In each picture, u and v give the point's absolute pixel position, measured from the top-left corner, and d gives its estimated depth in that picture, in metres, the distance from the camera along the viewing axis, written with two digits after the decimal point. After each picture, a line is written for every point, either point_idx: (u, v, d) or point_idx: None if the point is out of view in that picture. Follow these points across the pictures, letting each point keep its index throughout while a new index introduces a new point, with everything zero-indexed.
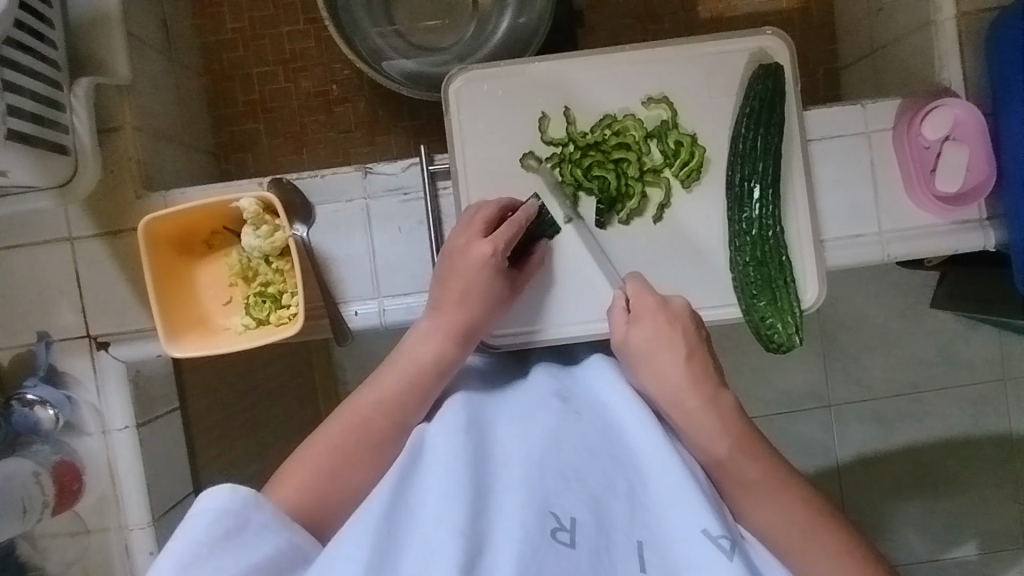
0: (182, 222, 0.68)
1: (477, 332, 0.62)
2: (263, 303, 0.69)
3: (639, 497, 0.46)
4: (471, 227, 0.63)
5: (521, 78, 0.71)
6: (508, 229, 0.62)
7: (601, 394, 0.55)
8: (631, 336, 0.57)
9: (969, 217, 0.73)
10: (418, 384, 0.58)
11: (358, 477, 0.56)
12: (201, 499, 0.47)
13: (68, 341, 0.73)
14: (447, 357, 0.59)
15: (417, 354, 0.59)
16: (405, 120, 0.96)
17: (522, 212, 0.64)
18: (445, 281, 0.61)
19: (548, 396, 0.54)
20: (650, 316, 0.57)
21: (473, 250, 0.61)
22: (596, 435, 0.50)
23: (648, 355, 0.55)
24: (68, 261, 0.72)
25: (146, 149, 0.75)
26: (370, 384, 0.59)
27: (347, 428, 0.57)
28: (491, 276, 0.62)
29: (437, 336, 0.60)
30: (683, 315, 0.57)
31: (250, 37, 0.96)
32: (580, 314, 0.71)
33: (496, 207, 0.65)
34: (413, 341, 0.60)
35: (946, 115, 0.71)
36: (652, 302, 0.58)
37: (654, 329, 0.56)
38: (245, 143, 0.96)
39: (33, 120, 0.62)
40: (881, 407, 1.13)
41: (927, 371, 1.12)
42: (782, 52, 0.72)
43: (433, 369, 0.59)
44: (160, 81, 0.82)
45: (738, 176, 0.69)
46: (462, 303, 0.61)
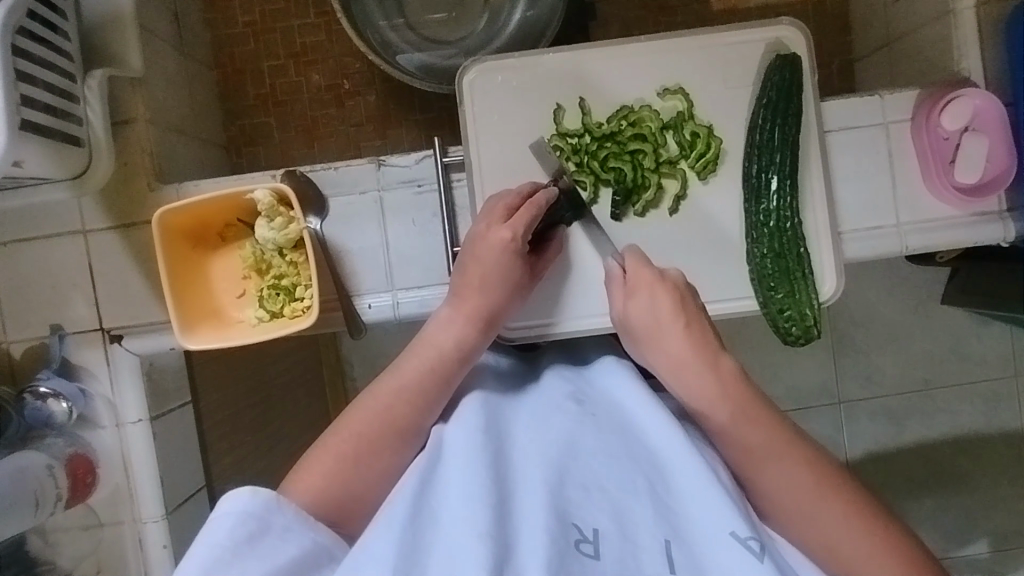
0: (196, 214, 0.68)
1: (497, 319, 0.61)
2: (277, 295, 0.69)
3: (663, 494, 0.46)
4: (493, 212, 0.63)
5: (536, 69, 0.71)
6: (528, 214, 0.62)
7: (617, 398, 0.55)
8: (630, 313, 0.56)
9: (989, 209, 0.73)
10: (438, 372, 0.58)
11: (376, 469, 0.55)
12: (221, 503, 0.47)
13: (81, 334, 0.73)
14: (467, 345, 0.59)
15: (436, 340, 0.59)
16: (416, 114, 0.95)
17: (542, 196, 0.64)
18: (464, 266, 0.62)
19: (564, 401, 0.54)
20: (649, 287, 0.55)
21: (493, 234, 0.61)
22: (614, 437, 0.50)
23: (651, 328, 0.54)
24: (82, 254, 0.72)
25: (158, 142, 0.75)
26: (388, 374, 0.58)
27: (366, 421, 0.56)
28: (512, 261, 0.61)
29: (459, 321, 0.60)
30: (679, 284, 0.56)
31: (261, 30, 0.95)
32: (597, 305, 0.71)
33: (518, 195, 0.64)
34: (435, 327, 0.60)
35: (966, 105, 0.70)
36: (648, 274, 0.56)
37: (650, 300, 0.55)
38: (256, 136, 0.96)
39: (48, 111, 0.62)
40: (894, 403, 1.12)
41: (941, 367, 1.12)
42: (799, 42, 0.71)
43: (455, 358, 0.58)
44: (173, 74, 0.82)
45: (755, 167, 0.68)
46: (478, 292, 0.60)
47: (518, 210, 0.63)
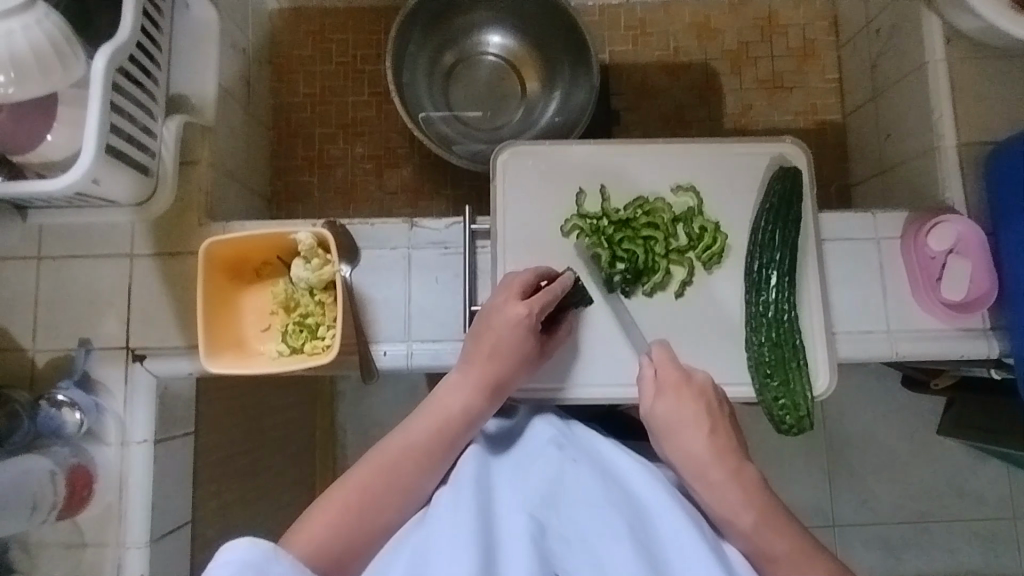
0: (241, 248, 0.74)
1: (504, 387, 0.65)
2: (300, 332, 0.73)
3: (649, 545, 0.49)
4: (512, 287, 0.68)
5: (564, 156, 0.79)
6: (546, 295, 0.67)
7: (597, 447, 0.59)
8: (658, 408, 0.61)
9: (974, 326, 0.77)
10: (445, 434, 0.62)
11: (375, 526, 0.58)
12: (222, 552, 0.47)
13: (107, 351, 0.76)
14: (473, 411, 0.63)
15: (446, 405, 0.63)
16: (447, 189, 1.04)
17: (559, 283, 0.69)
18: (480, 335, 0.66)
19: (547, 449, 0.58)
20: (680, 392, 0.61)
21: (510, 309, 0.65)
22: (599, 485, 0.53)
23: (676, 424, 0.60)
24: (125, 275, 0.77)
25: (214, 184, 0.82)
26: (397, 431, 0.62)
27: (372, 475, 0.59)
28: (526, 335, 0.66)
29: (469, 387, 0.64)
30: (707, 391, 0.62)
31: (318, 102, 1.06)
32: (605, 377, 0.75)
33: (536, 273, 0.69)
34: (445, 391, 0.64)
35: (950, 230, 0.77)
36: (676, 376, 0.62)
37: (677, 398, 0.61)
38: (299, 193, 1.04)
39: (128, 141, 0.69)
40: (890, 538, 1.12)
41: (937, 504, 1.13)
42: (800, 159, 0.80)
43: (461, 423, 0.62)
44: (236, 127, 0.91)
45: (757, 263, 0.74)
46: (488, 361, 0.65)
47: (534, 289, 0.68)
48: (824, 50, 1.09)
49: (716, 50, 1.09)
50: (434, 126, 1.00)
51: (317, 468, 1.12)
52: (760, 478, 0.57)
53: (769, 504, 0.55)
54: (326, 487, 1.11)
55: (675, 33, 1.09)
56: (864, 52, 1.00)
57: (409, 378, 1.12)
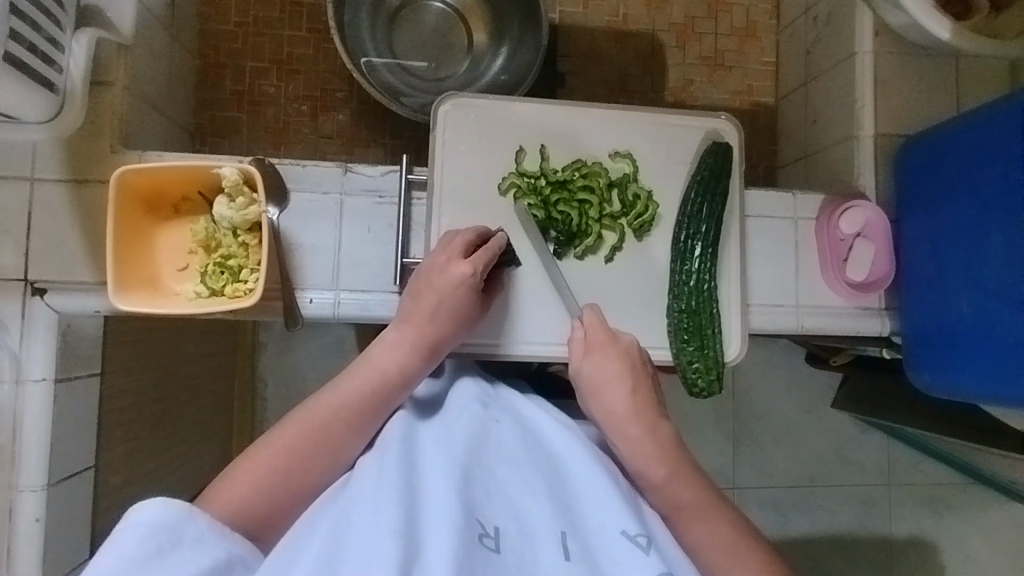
0: (157, 181, 0.69)
1: (440, 348, 0.65)
2: (221, 273, 0.70)
3: (566, 502, 0.51)
4: (450, 247, 0.68)
5: (505, 111, 0.78)
6: (484, 256, 0.68)
7: (520, 410, 0.61)
8: (584, 366, 0.64)
9: (871, 305, 0.84)
10: (379, 393, 0.61)
11: (302, 484, 0.58)
12: (130, 514, 0.47)
13: (2, 282, 0.71)
14: (409, 369, 0.63)
15: (379, 363, 0.62)
16: (386, 138, 1.01)
17: (494, 244, 0.70)
18: (416, 293, 0.66)
19: (472, 406, 0.59)
20: (607, 351, 0.64)
21: (452, 268, 0.66)
22: (522, 446, 0.55)
23: (601, 382, 0.62)
24: (23, 201, 0.71)
25: (129, 110, 0.76)
26: (329, 390, 0.61)
27: (301, 434, 0.58)
28: (464, 294, 0.66)
29: (405, 345, 0.63)
30: (632, 351, 0.64)
31: (251, 32, 1.00)
32: (534, 334, 0.76)
33: (474, 234, 0.70)
34: (380, 349, 0.63)
35: (859, 215, 0.83)
36: (605, 336, 0.65)
37: (603, 358, 0.63)
38: (225, 130, 0.98)
39: (31, 51, 0.63)
40: (779, 498, 1.22)
41: (823, 467, 1.24)
42: (732, 135, 0.82)
43: (395, 382, 0.62)
44: (157, 50, 0.84)
45: (684, 234, 0.77)
46: (427, 319, 0.64)
47: (474, 250, 0.69)
48: (765, 33, 1.12)
49: (664, 21, 1.10)
50: (377, 74, 0.95)
51: (233, 418, 1.09)
52: (675, 434, 0.60)
53: (681, 461, 0.59)
54: (243, 438, 1.09)
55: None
56: (801, 37, 1.04)
57: (336, 331, 1.11)
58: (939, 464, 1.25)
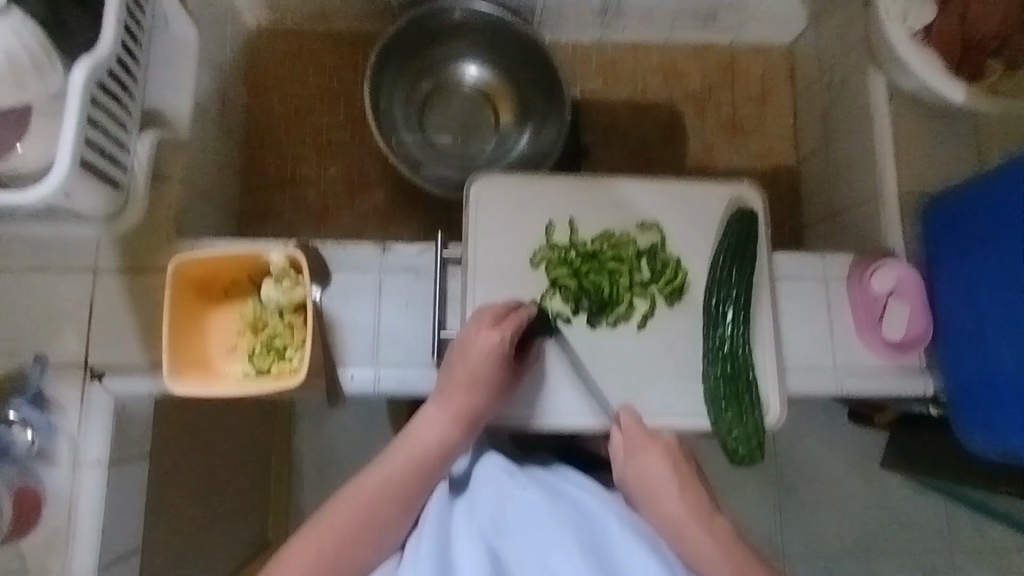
0: (210, 267, 0.73)
1: (479, 420, 0.66)
2: (267, 353, 0.73)
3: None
4: (481, 319, 0.69)
5: (535, 188, 0.82)
6: (514, 324, 0.68)
7: (549, 478, 0.60)
8: (628, 470, 0.64)
9: (911, 364, 0.83)
10: (422, 467, 0.63)
11: (352, 561, 0.58)
12: None
13: (65, 367, 0.75)
14: (450, 443, 0.64)
15: (421, 438, 0.64)
16: (419, 214, 1.05)
17: (524, 312, 0.70)
18: (451, 367, 0.67)
19: (500, 474, 0.59)
20: (646, 448, 0.64)
21: (482, 338, 0.67)
22: (552, 511, 0.55)
23: (647, 484, 0.62)
24: (87, 290, 0.76)
25: (184, 201, 0.82)
26: (373, 467, 0.62)
27: (348, 512, 0.59)
28: (499, 365, 0.67)
29: (444, 420, 0.65)
30: (673, 449, 0.65)
31: (293, 122, 1.07)
32: (570, 406, 0.77)
33: (504, 305, 0.71)
34: (420, 424, 0.65)
35: (890, 273, 0.83)
36: (645, 437, 0.65)
37: (648, 460, 0.63)
38: (268, 212, 1.04)
39: (101, 155, 0.69)
40: (832, 565, 1.17)
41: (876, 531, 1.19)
42: (757, 201, 0.84)
43: (437, 457, 0.63)
44: (208, 143, 0.91)
45: (715, 299, 0.78)
46: (464, 392, 0.66)
47: (503, 319, 0.69)
48: (781, 98, 1.15)
49: (681, 92, 1.14)
50: (406, 149, 1.02)
51: (273, 491, 1.10)
52: (732, 529, 0.59)
53: (739, 553, 0.58)
54: (281, 511, 1.10)
55: (643, 74, 1.14)
56: (817, 101, 1.07)
57: (372, 402, 1.12)
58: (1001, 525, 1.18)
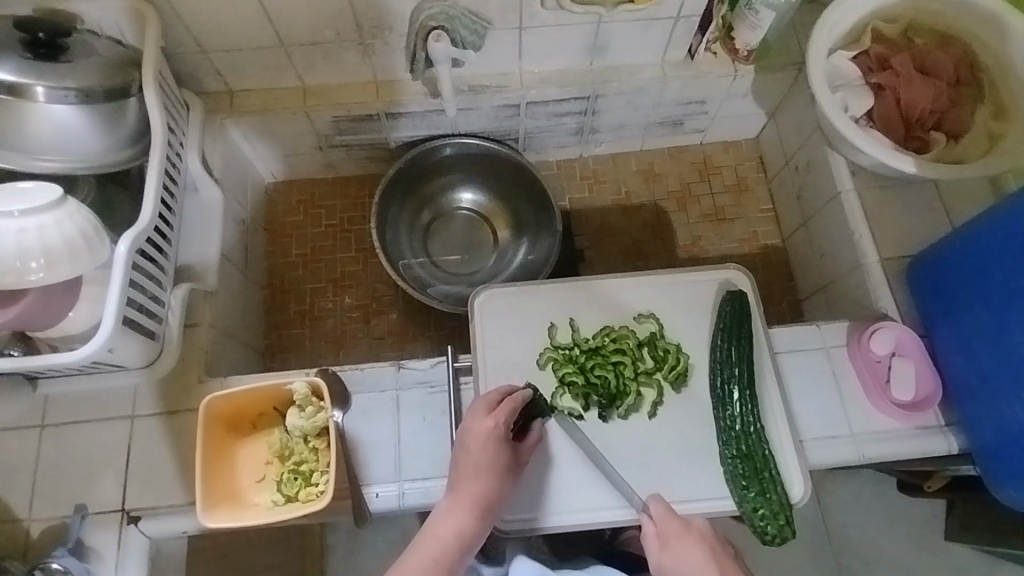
0: (238, 402, 0.78)
1: (492, 507, 0.68)
2: (294, 480, 0.76)
3: None
4: (478, 408, 0.72)
5: (534, 294, 0.88)
6: (508, 407, 0.71)
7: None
8: (665, 561, 0.64)
9: (929, 423, 0.83)
10: (442, 561, 0.64)
11: None
12: None
13: (103, 514, 0.78)
14: (466, 533, 0.66)
15: (438, 534, 0.65)
16: (431, 330, 1.12)
17: (517, 394, 0.73)
18: (458, 459, 0.69)
19: None
20: (682, 540, 0.65)
21: (478, 425, 0.70)
22: None
23: (685, 573, 0.63)
24: (125, 436, 0.81)
25: (213, 343, 0.89)
26: (395, 569, 0.63)
27: None
28: (499, 448, 0.69)
29: (457, 512, 0.67)
30: (707, 535, 0.66)
31: (310, 260, 1.17)
32: (577, 504, 0.77)
33: (497, 391, 0.74)
34: (436, 519, 0.66)
35: (888, 335, 0.85)
36: (677, 525, 0.66)
37: (685, 552, 0.64)
38: (291, 345, 1.11)
39: (140, 311, 0.76)
40: None
41: None
42: (745, 281, 0.89)
43: (455, 549, 0.65)
44: (234, 289, 1.00)
45: (719, 380, 0.80)
46: (473, 482, 0.68)
47: (498, 404, 0.72)
48: (756, 185, 1.24)
49: (663, 191, 1.24)
50: (413, 271, 1.12)
51: None
52: None
53: None
54: None
55: (625, 179, 1.24)
56: (789, 185, 1.15)
57: (402, 523, 1.12)
58: None
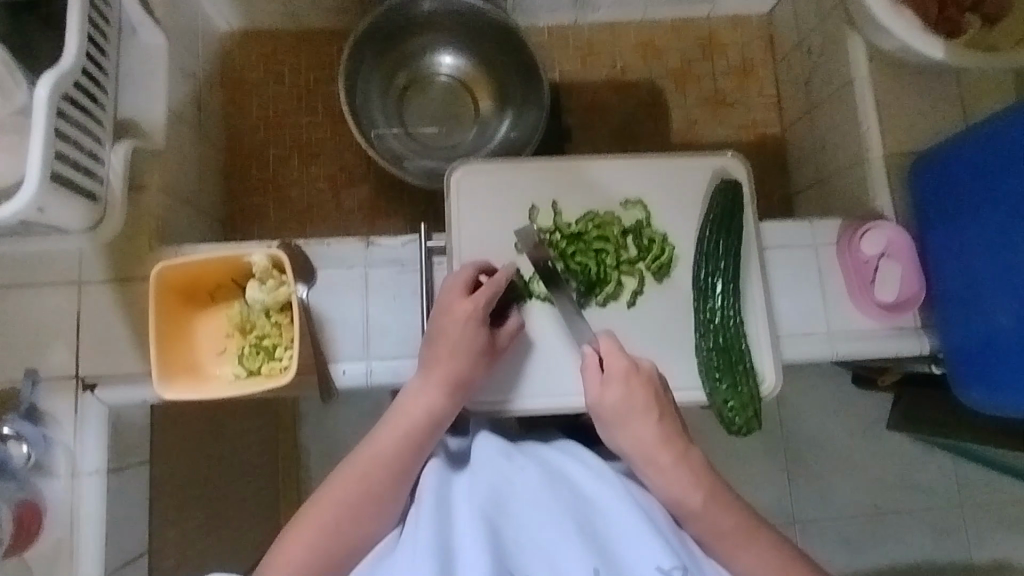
0: (193, 272, 0.73)
1: (466, 386, 0.66)
2: (256, 354, 0.73)
3: (602, 544, 0.52)
4: (455, 287, 0.68)
5: (515, 173, 0.81)
6: (489, 288, 0.68)
7: (547, 453, 0.59)
8: (606, 397, 0.62)
9: (906, 324, 0.83)
10: (413, 439, 0.62)
11: (353, 536, 0.59)
12: None
13: (56, 380, 0.75)
14: (439, 412, 0.64)
15: (409, 410, 0.63)
16: (405, 207, 1.05)
17: (499, 276, 0.70)
18: (432, 338, 0.66)
19: (496, 454, 0.58)
20: (628, 381, 0.62)
21: (457, 306, 0.66)
22: (551, 491, 0.55)
23: (627, 412, 0.61)
24: (73, 302, 0.76)
25: (165, 207, 0.82)
26: (365, 444, 0.62)
27: (343, 491, 0.60)
28: (477, 329, 0.67)
29: (430, 390, 0.64)
30: (653, 378, 0.63)
31: (272, 123, 1.07)
32: (549, 389, 0.76)
33: (476, 271, 0.70)
34: (408, 397, 0.64)
35: (880, 235, 0.83)
36: (624, 365, 0.63)
37: (626, 388, 0.62)
38: (255, 215, 1.04)
39: (74, 167, 0.68)
40: (844, 533, 1.17)
41: (887, 496, 1.18)
42: (740, 170, 0.83)
43: (428, 427, 0.63)
44: (187, 150, 0.91)
45: (703, 272, 0.78)
46: (448, 361, 0.65)
47: (477, 285, 0.69)
48: (762, 68, 1.14)
49: (662, 68, 1.13)
50: (386, 143, 1.02)
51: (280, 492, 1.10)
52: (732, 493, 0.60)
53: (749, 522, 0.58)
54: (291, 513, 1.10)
55: (621, 53, 1.13)
56: (798, 69, 1.06)
57: (373, 398, 1.12)
58: (1010, 482, 1.18)
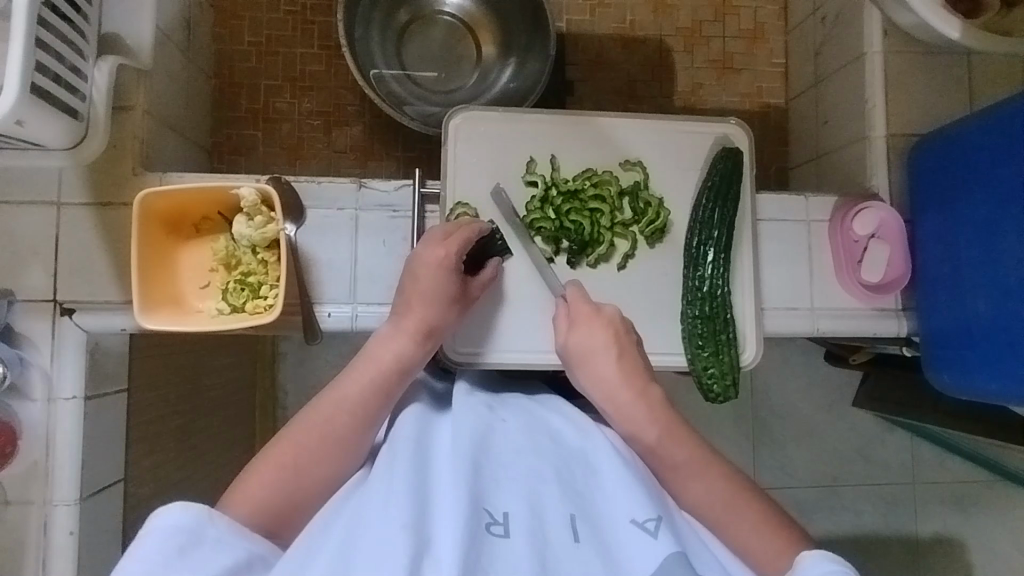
0: (179, 201, 0.71)
1: (437, 334, 0.66)
2: (241, 290, 0.71)
3: (579, 490, 0.51)
4: (431, 237, 0.69)
5: (515, 124, 0.79)
6: (462, 237, 0.68)
7: (528, 406, 0.60)
8: (571, 339, 0.65)
9: (887, 305, 0.84)
10: (381, 383, 0.62)
11: (314, 478, 0.58)
12: (150, 518, 0.48)
13: (32, 303, 0.73)
14: (407, 359, 0.63)
15: (378, 356, 0.63)
16: (398, 151, 1.03)
17: (473, 227, 0.70)
18: (405, 287, 0.67)
19: (478, 403, 0.59)
20: (588, 322, 0.65)
21: (429, 255, 0.67)
22: (529, 437, 0.55)
23: (588, 351, 0.64)
24: (51, 224, 0.74)
25: (150, 131, 0.79)
26: (332, 387, 0.62)
27: (307, 434, 0.59)
28: (449, 278, 0.67)
29: (400, 336, 0.64)
30: (616, 321, 0.65)
31: (265, 51, 1.02)
32: (522, 341, 0.77)
33: (454, 223, 0.71)
34: (378, 343, 0.64)
35: (873, 215, 0.82)
36: (588, 309, 0.66)
37: (588, 330, 0.65)
38: (242, 147, 1.01)
39: (56, 81, 0.65)
40: (802, 498, 1.22)
41: (846, 467, 1.23)
42: (743, 139, 0.82)
43: (396, 372, 0.63)
44: (175, 74, 0.87)
45: (696, 239, 0.77)
46: (419, 309, 0.66)
47: (453, 234, 0.69)
48: (772, 34, 1.12)
49: (671, 26, 1.10)
50: (386, 84, 0.98)
51: (257, 427, 1.11)
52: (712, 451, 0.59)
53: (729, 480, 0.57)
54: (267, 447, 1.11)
55: (632, 7, 1.10)
56: (809, 39, 1.04)
57: (355, 341, 1.12)
58: (963, 461, 1.23)
